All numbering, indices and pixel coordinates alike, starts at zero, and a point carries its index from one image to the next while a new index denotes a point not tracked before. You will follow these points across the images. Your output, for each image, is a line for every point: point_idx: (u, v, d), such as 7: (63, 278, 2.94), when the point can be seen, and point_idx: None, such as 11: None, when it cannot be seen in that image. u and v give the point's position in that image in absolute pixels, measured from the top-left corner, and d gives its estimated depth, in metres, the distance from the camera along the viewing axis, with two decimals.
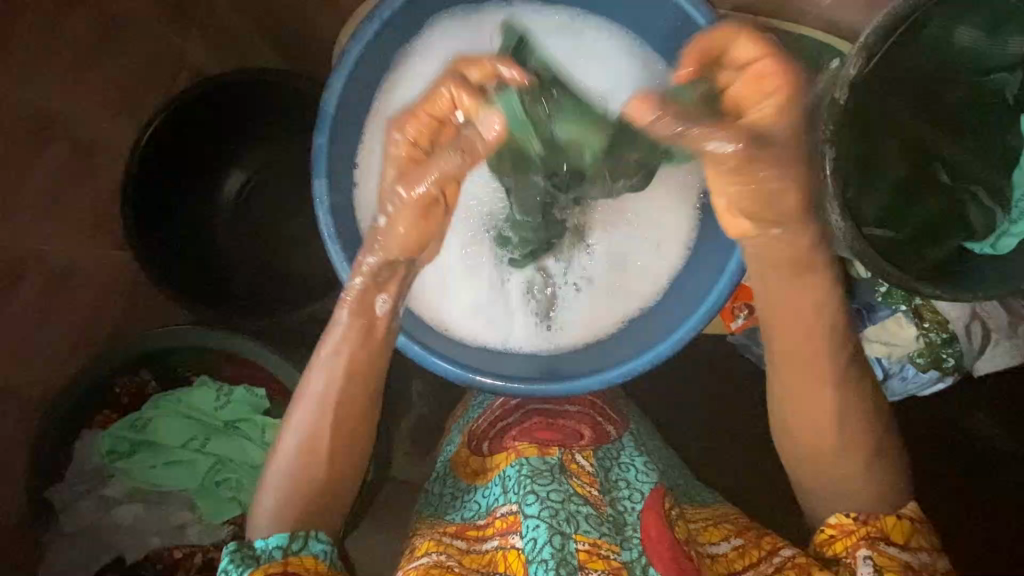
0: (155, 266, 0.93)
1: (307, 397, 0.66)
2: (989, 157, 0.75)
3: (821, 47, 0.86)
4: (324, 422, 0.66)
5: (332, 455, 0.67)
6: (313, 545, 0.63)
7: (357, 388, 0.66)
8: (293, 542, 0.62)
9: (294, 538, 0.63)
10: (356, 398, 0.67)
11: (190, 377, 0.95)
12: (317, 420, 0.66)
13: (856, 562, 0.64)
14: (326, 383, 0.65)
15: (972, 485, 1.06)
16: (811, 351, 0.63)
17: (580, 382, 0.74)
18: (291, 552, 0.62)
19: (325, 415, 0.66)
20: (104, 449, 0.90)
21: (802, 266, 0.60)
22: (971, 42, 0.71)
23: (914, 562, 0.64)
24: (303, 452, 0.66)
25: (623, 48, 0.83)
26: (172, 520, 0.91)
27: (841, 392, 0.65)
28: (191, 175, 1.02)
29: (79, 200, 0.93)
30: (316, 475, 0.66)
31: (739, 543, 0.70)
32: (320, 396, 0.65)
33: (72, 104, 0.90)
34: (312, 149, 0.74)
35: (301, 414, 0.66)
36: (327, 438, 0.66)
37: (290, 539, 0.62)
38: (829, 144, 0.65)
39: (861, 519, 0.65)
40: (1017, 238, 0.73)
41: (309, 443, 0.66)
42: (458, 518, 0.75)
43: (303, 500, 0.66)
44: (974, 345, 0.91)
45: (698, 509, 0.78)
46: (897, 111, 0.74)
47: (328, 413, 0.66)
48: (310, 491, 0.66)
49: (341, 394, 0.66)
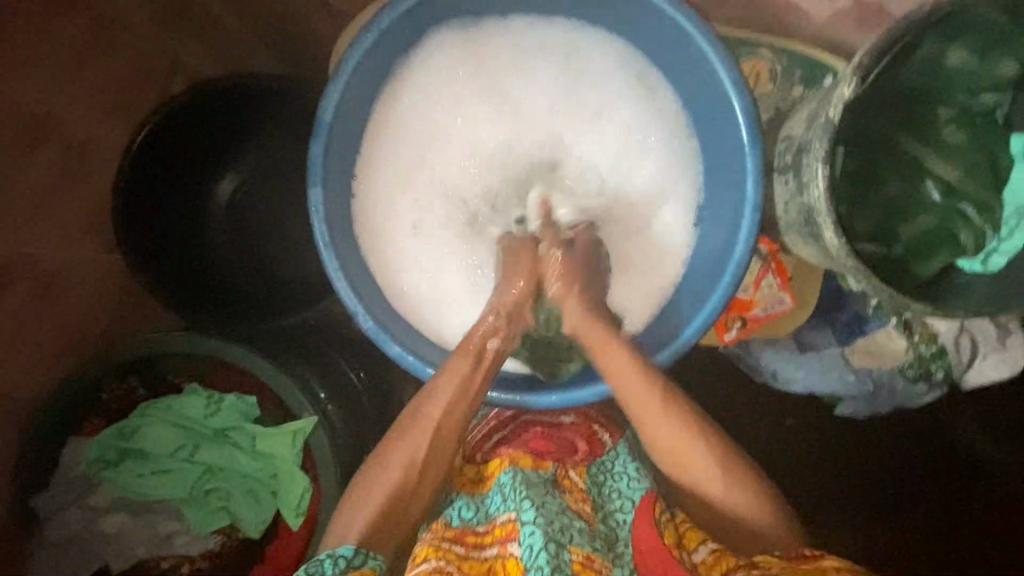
0: (141, 256, 0.94)
1: (423, 416, 0.70)
2: (984, 175, 0.75)
3: (816, 63, 0.86)
4: (423, 446, 0.70)
5: (423, 470, 0.69)
6: (371, 560, 0.64)
7: (462, 418, 0.71)
8: (355, 556, 0.63)
9: (356, 552, 0.63)
10: (456, 426, 0.71)
11: (179, 383, 0.93)
12: (425, 435, 0.70)
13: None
14: (443, 406, 0.71)
15: (964, 496, 1.06)
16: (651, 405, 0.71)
17: (578, 394, 0.76)
18: (353, 565, 0.62)
19: (428, 432, 0.70)
20: (90, 457, 0.88)
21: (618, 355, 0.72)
22: (962, 63, 0.71)
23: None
24: (409, 461, 0.69)
25: (619, 58, 0.83)
26: (160, 530, 0.90)
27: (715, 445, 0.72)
28: (181, 174, 1.00)
29: (67, 203, 0.91)
30: (394, 493, 0.68)
31: (715, 546, 0.69)
32: (435, 417, 0.70)
33: (62, 105, 0.87)
34: (308, 156, 0.75)
35: (415, 432, 0.70)
36: (425, 454, 0.70)
37: (354, 552, 0.63)
38: (822, 162, 0.68)
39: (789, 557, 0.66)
40: (1005, 256, 0.74)
41: (413, 456, 0.69)
42: (451, 516, 0.72)
43: (383, 508, 0.67)
44: (962, 359, 0.93)
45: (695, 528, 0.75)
46: (897, 132, 0.75)
47: (436, 428, 0.70)
48: (395, 493, 0.68)
49: (448, 417, 0.71)
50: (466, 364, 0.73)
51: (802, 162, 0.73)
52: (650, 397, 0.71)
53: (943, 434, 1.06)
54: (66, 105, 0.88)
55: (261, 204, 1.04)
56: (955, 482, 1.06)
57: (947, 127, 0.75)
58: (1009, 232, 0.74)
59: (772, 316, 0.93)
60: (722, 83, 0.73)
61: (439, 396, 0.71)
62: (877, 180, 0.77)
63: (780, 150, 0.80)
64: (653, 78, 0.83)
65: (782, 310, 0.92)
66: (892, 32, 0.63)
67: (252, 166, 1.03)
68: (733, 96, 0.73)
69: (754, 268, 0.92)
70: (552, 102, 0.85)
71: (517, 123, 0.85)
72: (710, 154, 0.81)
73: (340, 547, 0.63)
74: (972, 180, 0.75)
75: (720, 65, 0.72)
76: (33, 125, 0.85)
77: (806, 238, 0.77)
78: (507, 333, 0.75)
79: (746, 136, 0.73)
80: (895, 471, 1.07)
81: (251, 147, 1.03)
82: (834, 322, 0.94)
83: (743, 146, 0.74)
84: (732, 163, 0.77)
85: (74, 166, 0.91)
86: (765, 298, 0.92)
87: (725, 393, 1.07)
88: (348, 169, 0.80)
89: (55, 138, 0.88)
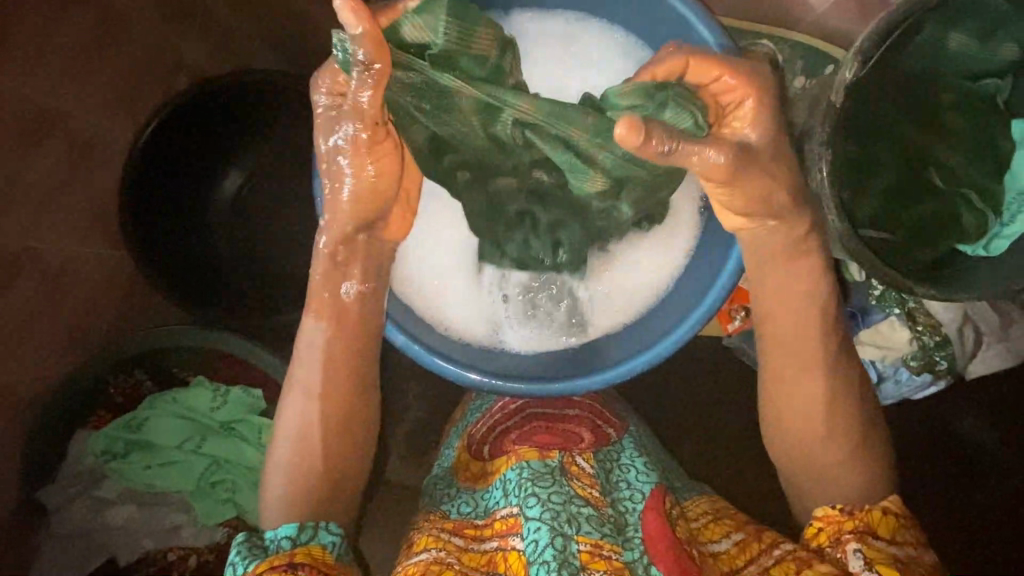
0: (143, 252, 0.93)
1: (298, 384, 0.68)
2: (984, 162, 0.76)
3: (818, 55, 0.87)
4: (314, 415, 0.68)
5: (326, 448, 0.68)
6: (322, 536, 0.64)
7: (339, 374, 0.68)
8: (302, 533, 0.63)
9: (302, 529, 0.63)
10: (341, 384, 0.68)
11: (186, 376, 0.93)
12: (311, 405, 0.68)
13: (846, 555, 0.61)
14: (312, 371, 0.68)
15: (970, 487, 1.05)
16: (797, 334, 0.68)
17: (579, 381, 0.77)
18: (298, 542, 0.62)
19: (314, 396, 0.68)
20: (98, 449, 0.89)
21: (791, 253, 0.68)
22: (961, 47, 0.72)
23: (904, 558, 0.62)
24: (310, 441, 0.68)
25: (620, 48, 0.84)
26: (166, 522, 0.90)
27: (811, 413, 0.69)
28: (189, 169, 1.00)
29: (76, 198, 0.92)
30: (305, 468, 0.67)
31: (740, 538, 0.70)
32: (310, 382, 0.68)
33: (72, 102, 0.88)
34: (313, 147, 0.75)
35: (295, 401, 0.68)
36: (318, 431, 0.68)
37: (299, 530, 0.63)
38: (824, 147, 0.68)
39: (847, 511, 0.64)
40: (1008, 240, 0.74)
41: (307, 428, 0.68)
42: (455, 515, 0.75)
43: (308, 482, 0.67)
44: (966, 349, 0.92)
45: (699, 503, 0.77)
46: (902, 119, 0.76)
47: (320, 395, 0.68)
48: (312, 465, 0.67)
49: (326, 389, 0.68)
50: (330, 323, 0.68)
51: (804, 149, 0.73)
52: (800, 329, 0.68)
53: (947, 425, 1.06)
54: (73, 102, 0.88)
55: (266, 199, 1.05)
56: (960, 474, 1.06)
57: (950, 112, 0.76)
58: (1012, 216, 0.75)
59: None
60: None
61: (309, 370, 0.68)
62: (878, 165, 0.76)
63: None
64: None
65: None
66: (892, 17, 0.63)
67: (256, 162, 1.04)
68: None
69: None
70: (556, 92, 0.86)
71: None
72: None
73: (283, 527, 0.63)
74: (977, 166, 0.76)
75: (722, 55, 0.73)
76: (38, 122, 0.85)
77: None
78: (365, 274, 0.68)
79: None
80: (898, 465, 1.06)
81: (258, 139, 1.03)
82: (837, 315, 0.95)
83: None
84: None
85: (78, 161, 0.91)
86: None
87: (728, 387, 1.07)
88: None
89: (60, 133, 0.87)
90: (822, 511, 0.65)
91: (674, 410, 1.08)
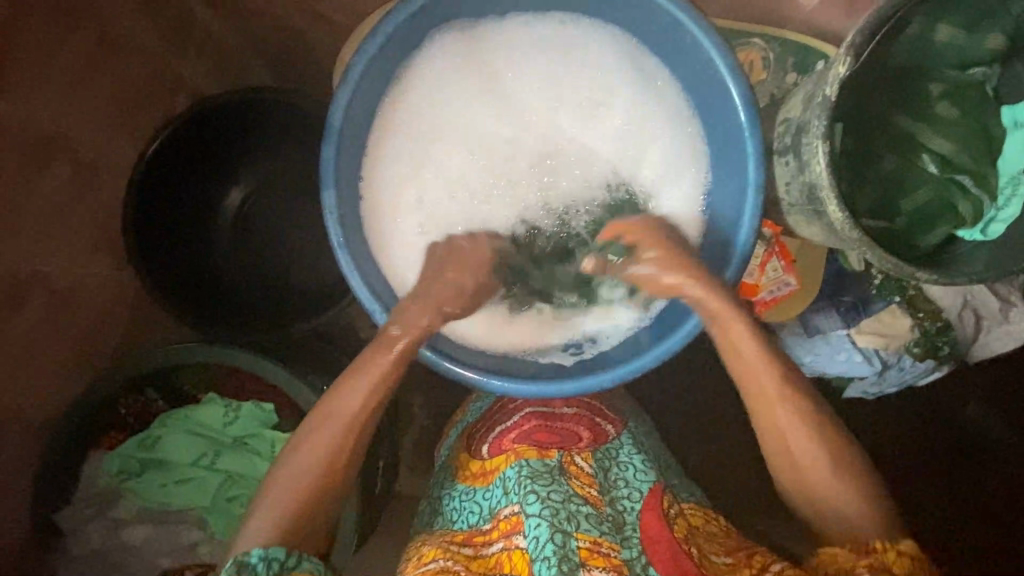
0: (151, 271, 0.95)
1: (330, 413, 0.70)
2: (977, 150, 0.77)
3: (808, 51, 0.89)
4: (335, 442, 0.69)
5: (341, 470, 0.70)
6: (305, 562, 0.64)
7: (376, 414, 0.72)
8: (288, 557, 0.63)
9: (289, 553, 0.63)
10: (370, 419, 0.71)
11: (197, 393, 0.94)
12: (340, 430, 0.69)
13: None
14: (349, 397, 0.70)
15: (977, 474, 1.06)
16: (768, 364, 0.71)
17: (591, 379, 0.76)
18: (286, 566, 0.62)
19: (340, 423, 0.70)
20: (114, 468, 0.90)
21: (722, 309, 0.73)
22: (948, 38, 0.75)
23: None
24: (316, 463, 0.68)
25: (613, 47, 0.86)
26: (184, 539, 0.90)
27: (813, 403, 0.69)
28: (192, 183, 1.01)
29: (80, 219, 0.92)
30: (308, 495, 0.67)
31: (730, 560, 0.68)
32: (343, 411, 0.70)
33: (80, 124, 0.89)
34: (319, 161, 0.76)
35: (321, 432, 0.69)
36: (342, 455, 0.70)
37: (287, 553, 0.63)
38: (823, 141, 0.69)
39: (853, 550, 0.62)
40: (1004, 224, 0.76)
41: (327, 454, 0.69)
42: (461, 525, 0.75)
43: (307, 501, 0.67)
44: (967, 332, 0.94)
45: (692, 508, 0.77)
46: (891, 112, 0.79)
47: (350, 418, 0.70)
48: (314, 487, 0.68)
49: (357, 417, 0.70)
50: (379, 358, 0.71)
51: (802, 143, 0.75)
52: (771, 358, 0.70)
53: (950, 413, 1.07)
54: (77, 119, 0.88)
55: (269, 216, 1.06)
56: (965, 461, 1.07)
57: (939, 102, 0.77)
58: (1006, 200, 0.76)
59: (779, 298, 0.95)
60: (719, 69, 0.75)
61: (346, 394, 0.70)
62: (871, 157, 0.80)
63: (779, 133, 0.83)
64: (652, 65, 0.85)
65: (789, 291, 0.94)
66: (882, 11, 0.65)
67: (258, 178, 1.05)
68: (729, 82, 0.75)
69: (758, 253, 0.95)
70: (554, 96, 0.89)
71: (511, 109, 0.89)
72: (713, 135, 0.83)
73: (273, 547, 0.63)
74: (966, 152, 0.77)
75: (716, 54, 0.75)
76: (49, 141, 0.86)
77: (809, 216, 0.80)
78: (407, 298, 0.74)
79: (744, 120, 0.75)
80: (903, 455, 1.08)
81: (258, 154, 1.04)
82: (839, 304, 0.95)
83: (742, 129, 0.76)
84: (731, 143, 0.79)
85: (84, 181, 0.91)
86: (771, 282, 0.94)
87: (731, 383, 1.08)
88: (355, 171, 0.82)
89: (64, 155, 0.88)
90: (827, 552, 0.63)
91: (682, 408, 1.09)
